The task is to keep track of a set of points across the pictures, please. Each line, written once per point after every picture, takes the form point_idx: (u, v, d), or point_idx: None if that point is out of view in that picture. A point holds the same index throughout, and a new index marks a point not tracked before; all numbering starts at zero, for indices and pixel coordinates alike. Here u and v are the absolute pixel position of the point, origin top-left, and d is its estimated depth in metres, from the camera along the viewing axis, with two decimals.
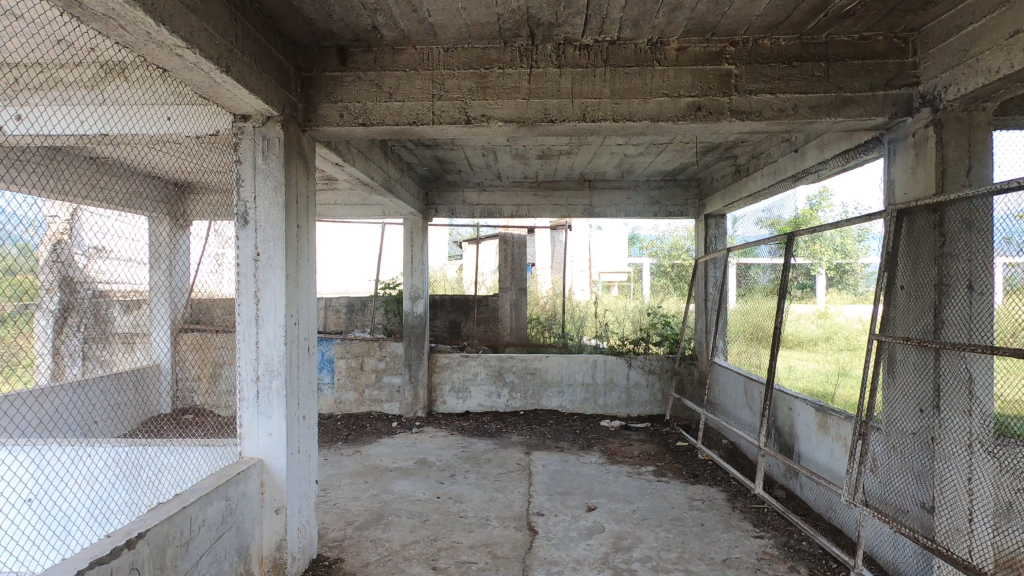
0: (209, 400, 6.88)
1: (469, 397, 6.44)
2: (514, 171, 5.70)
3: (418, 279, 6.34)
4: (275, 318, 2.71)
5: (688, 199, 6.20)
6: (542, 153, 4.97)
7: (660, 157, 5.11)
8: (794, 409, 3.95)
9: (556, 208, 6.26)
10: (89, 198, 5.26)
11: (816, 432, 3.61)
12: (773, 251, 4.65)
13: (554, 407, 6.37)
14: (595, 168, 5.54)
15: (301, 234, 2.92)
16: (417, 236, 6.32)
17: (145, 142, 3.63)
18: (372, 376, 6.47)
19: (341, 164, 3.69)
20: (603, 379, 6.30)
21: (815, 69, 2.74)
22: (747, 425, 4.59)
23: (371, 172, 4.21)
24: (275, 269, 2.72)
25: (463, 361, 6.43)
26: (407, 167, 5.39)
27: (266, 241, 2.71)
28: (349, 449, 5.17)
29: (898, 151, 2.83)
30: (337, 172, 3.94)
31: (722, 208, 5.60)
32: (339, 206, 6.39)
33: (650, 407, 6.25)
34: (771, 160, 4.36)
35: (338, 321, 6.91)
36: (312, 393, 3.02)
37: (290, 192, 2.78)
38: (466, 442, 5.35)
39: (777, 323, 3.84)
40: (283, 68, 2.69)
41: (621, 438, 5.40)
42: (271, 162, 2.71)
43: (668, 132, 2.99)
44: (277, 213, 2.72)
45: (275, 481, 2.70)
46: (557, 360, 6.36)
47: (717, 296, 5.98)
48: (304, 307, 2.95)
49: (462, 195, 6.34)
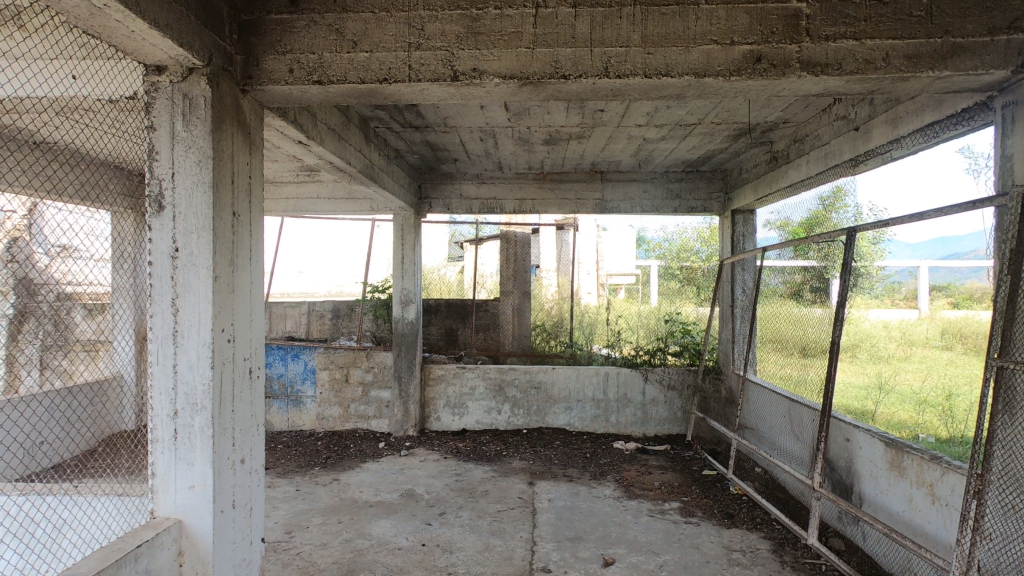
0: None
1: (466, 413, 5.77)
2: (516, 160, 5.05)
3: (409, 282, 5.67)
4: (199, 335, 2.05)
5: (713, 192, 5.51)
6: (549, 138, 4.33)
7: (684, 142, 4.44)
8: (853, 440, 3.26)
9: (563, 202, 5.60)
10: (51, 194, 4.79)
11: (886, 472, 2.94)
12: (808, 253, 4.02)
13: (561, 425, 5.69)
14: (608, 156, 4.88)
15: (240, 225, 2.26)
16: (408, 233, 5.65)
17: (65, 106, 2.88)
18: (358, 390, 5.82)
19: (305, 142, 3.04)
20: (616, 395, 5.63)
21: (914, 7, 2.07)
22: (787, 455, 3.90)
23: (345, 156, 3.53)
24: (199, 269, 2.05)
25: (459, 374, 5.77)
26: (395, 154, 4.75)
27: (188, 232, 2.06)
28: (325, 476, 4.51)
29: (1019, 117, 2.17)
30: (304, 154, 3.29)
31: (753, 202, 4.93)
32: (321, 200, 5.80)
33: (669, 427, 5.57)
34: (821, 142, 3.69)
35: (322, 328, 6.24)
36: (255, 430, 2.35)
37: (221, 168, 2.13)
38: (460, 467, 4.68)
39: (835, 334, 3.15)
40: (210, 5, 2.04)
41: (637, 464, 4.72)
42: (194, 129, 2.05)
43: (715, 95, 2.32)
44: (202, 195, 2.05)
45: (198, 549, 2.04)
46: (564, 372, 5.69)
47: (747, 303, 5.20)
48: (244, 320, 2.28)
49: (459, 188, 5.68)
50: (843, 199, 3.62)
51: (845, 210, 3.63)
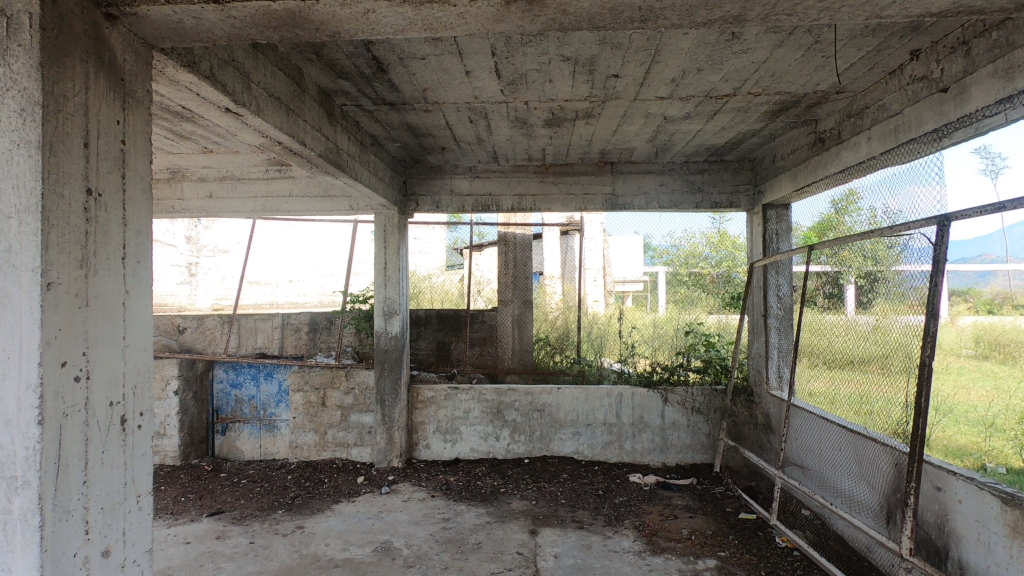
0: None
1: (458, 440, 5.03)
2: (513, 148, 4.38)
3: (393, 291, 4.94)
4: (20, 374, 1.34)
5: (740, 184, 4.80)
6: (551, 118, 3.64)
7: (713, 122, 3.73)
8: (948, 491, 2.53)
9: (568, 198, 4.89)
10: None
11: (1003, 539, 2.22)
12: (854, 254, 3.40)
13: (568, 454, 4.95)
14: (621, 141, 4.18)
15: (105, 209, 1.56)
16: (391, 234, 4.95)
17: None
18: (337, 414, 5.09)
19: (233, 109, 2.35)
20: (631, 419, 4.90)
21: None
22: (852, 501, 3.18)
23: (297, 135, 2.84)
24: (19, 271, 1.34)
25: (452, 396, 5.03)
26: (372, 141, 4.06)
27: (6, 215, 1.35)
28: (289, 523, 3.78)
29: None
30: (240, 128, 2.61)
31: (792, 193, 4.21)
32: (293, 199, 5.09)
33: (692, 455, 4.84)
34: (889, 113, 2.98)
35: (297, 344, 5.54)
36: (132, 504, 1.64)
37: (65, 122, 1.43)
38: (449, 510, 3.95)
39: (925, 354, 2.42)
40: None
41: (660, 504, 3.99)
42: (14, 60, 1.35)
43: (789, 18, 1.62)
44: (27, 160, 1.35)
45: None
46: (571, 393, 4.94)
47: (783, 313, 4.48)
48: (111, 347, 1.57)
49: (449, 183, 5.00)
50: (856, 202, 3.47)
51: (857, 214, 3.47)
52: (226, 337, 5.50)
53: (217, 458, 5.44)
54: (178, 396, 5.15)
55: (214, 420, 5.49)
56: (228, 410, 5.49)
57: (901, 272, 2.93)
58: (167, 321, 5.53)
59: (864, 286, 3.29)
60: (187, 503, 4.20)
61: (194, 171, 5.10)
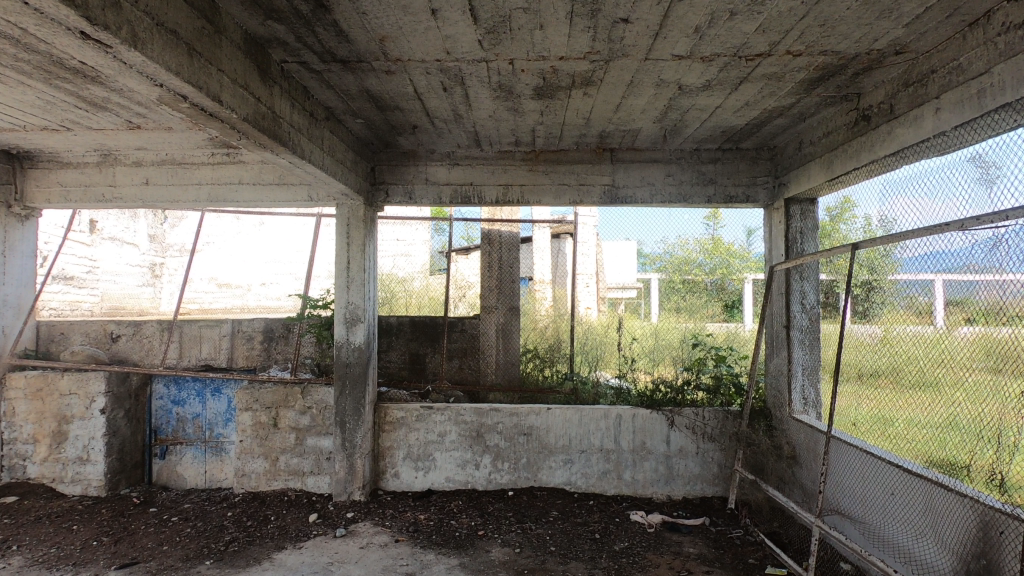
0: (48, 473, 4.42)
1: (432, 468, 4.33)
2: (497, 128, 3.73)
3: (356, 295, 4.24)
4: None
5: (757, 175, 4.18)
6: (542, 86, 2.99)
7: (738, 93, 3.09)
8: None
9: (562, 189, 4.24)
10: None
11: None
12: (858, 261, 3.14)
13: (558, 485, 4.27)
14: (625, 120, 3.55)
15: None
16: (354, 229, 4.26)
17: None
18: (290, 438, 4.35)
19: (94, 35, 1.66)
20: (632, 444, 4.23)
21: None
22: (913, 560, 2.58)
23: (207, 88, 2.15)
24: None
25: (424, 417, 4.33)
26: (327, 115, 3.40)
27: None
28: None
29: None
30: (120, 71, 1.92)
31: (824, 184, 3.53)
32: (243, 187, 4.36)
33: (702, 487, 4.18)
34: (967, 76, 2.37)
35: (250, 355, 4.85)
36: None
37: None
38: (414, 561, 3.26)
39: None
40: None
41: (669, 554, 3.34)
42: None
43: None
44: None
45: None
46: (562, 414, 4.27)
47: (809, 325, 3.83)
48: None
49: (425, 171, 4.33)
50: (850, 210, 3.35)
51: (852, 222, 3.34)
52: (166, 346, 4.77)
53: (153, 486, 4.71)
54: (105, 415, 4.39)
55: (152, 442, 4.77)
56: (168, 431, 4.78)
57: (896, 281, 2.80)
58: (98, 328, 4.87)
59: (858, 296, 3.11)
60: (98, 551, 3.47)
61: (128, 153, 4.37)
